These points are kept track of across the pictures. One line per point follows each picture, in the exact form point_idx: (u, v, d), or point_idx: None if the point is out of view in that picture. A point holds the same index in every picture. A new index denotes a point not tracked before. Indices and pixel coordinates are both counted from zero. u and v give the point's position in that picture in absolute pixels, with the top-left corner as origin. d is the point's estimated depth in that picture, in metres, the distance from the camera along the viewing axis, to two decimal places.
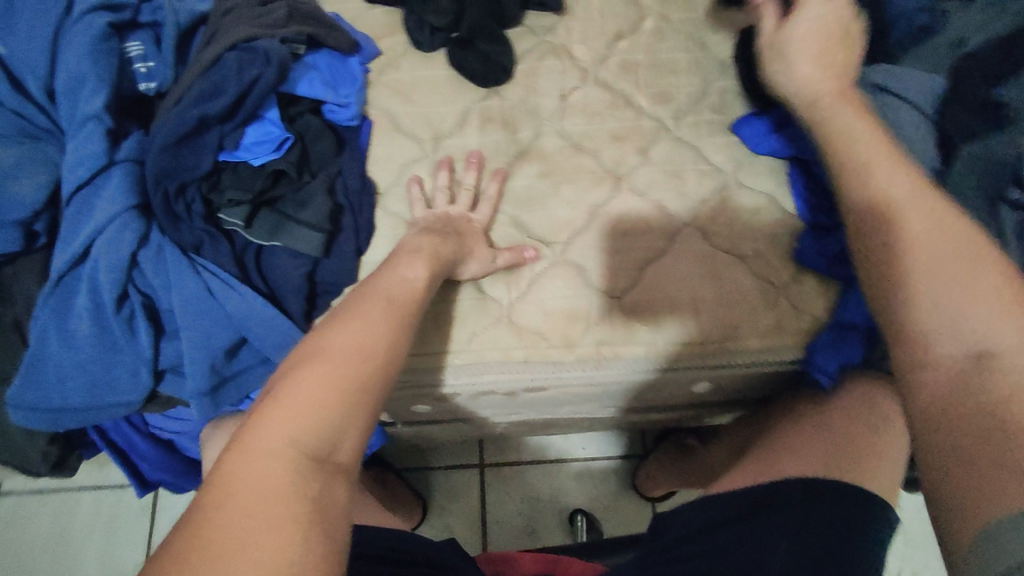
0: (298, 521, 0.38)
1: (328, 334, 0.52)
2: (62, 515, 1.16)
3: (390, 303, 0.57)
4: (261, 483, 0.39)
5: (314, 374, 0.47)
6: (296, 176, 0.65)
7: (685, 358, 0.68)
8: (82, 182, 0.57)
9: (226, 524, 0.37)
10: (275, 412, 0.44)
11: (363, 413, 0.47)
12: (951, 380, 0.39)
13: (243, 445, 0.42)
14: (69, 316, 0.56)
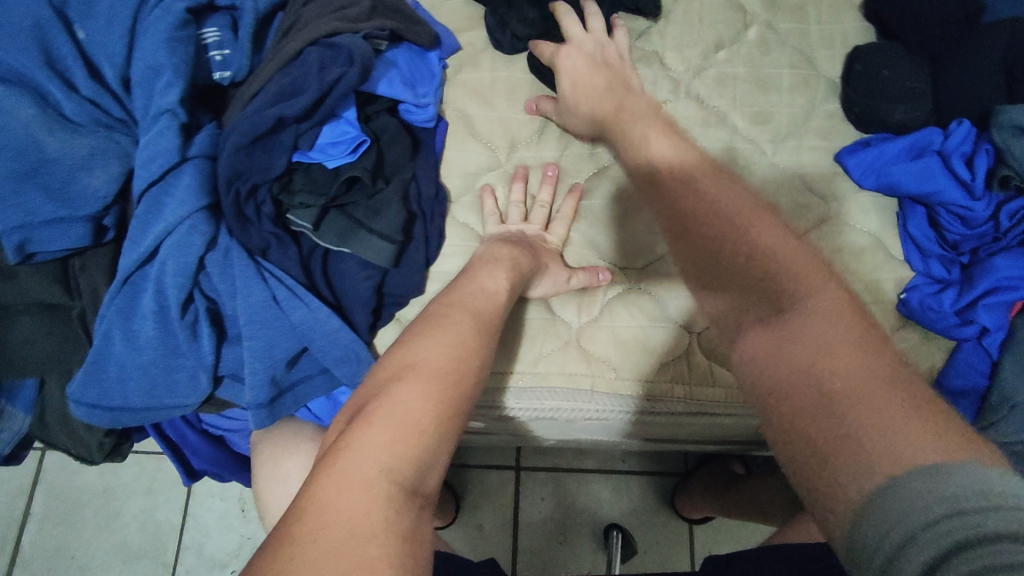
0: (392, 562, 0.37)
1: (420, 348, 0.51)
2: (105, 474, 1.19)
3: (475, 319, 0.55)
4: (356, 517, 0.38)
5: (408, 396, 0.46)
6: (370, 182, 0.61)
7: (762, 403, 0.64)
8: (154, 179, 0.54)
9: (319, 560, 0.35)
10: (368, 436, 0.43)
11: (447, 443, 0.46)
12: (808, 397, 0.36)
13: (337, 470, 0.41)
14: (134, 317, 0.54)
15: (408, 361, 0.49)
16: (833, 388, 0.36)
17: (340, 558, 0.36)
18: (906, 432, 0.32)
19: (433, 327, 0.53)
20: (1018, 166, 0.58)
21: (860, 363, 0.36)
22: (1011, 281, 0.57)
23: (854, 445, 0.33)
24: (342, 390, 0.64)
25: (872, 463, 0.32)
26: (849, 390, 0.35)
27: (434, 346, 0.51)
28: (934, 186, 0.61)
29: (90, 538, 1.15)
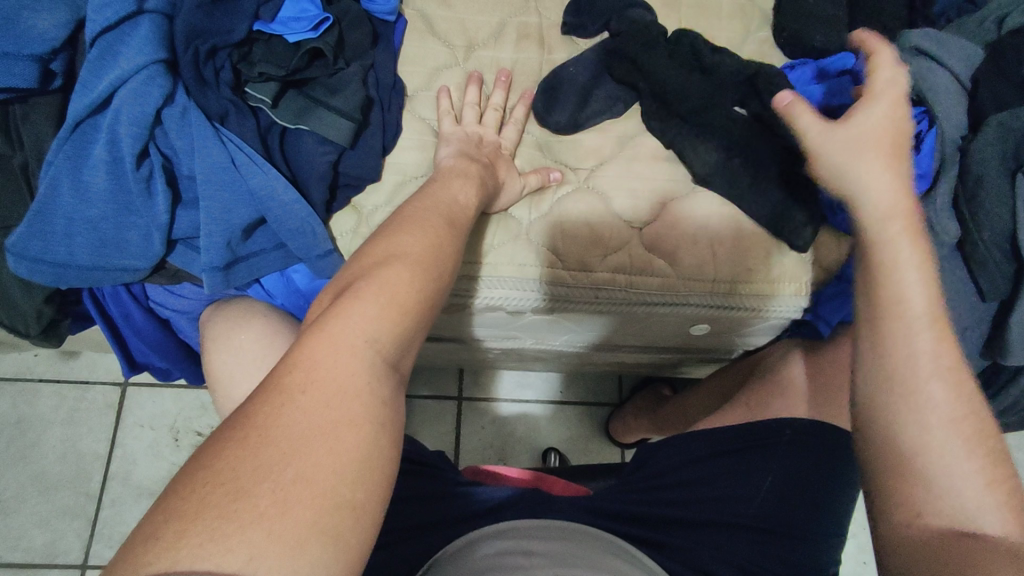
0: (374, 421, 0.37)
1: (408, 236, 0.49)
2: (18, 405, 1.09)
3: (454, 221, 0.54)
4: (342, 378, 0.38)
5: (399, 277, 0.44)
6: (331, 60, 0.62)
7: (696, 293, 0.70)
8: (109, 25, 0.53)
9: (309, 411, 0.35)
10: (356, 307, 0.41)
11: (427, 327, 0.45)
12: (930, 544, 0.42)
13: (326, 333, 0.39)
14: (85, 167, 0.54)
15: (395, 245, 0.47)
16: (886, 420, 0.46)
17: (329, 411, 0.36)
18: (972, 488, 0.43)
19: (418, 221, 0.51)
20: (913, 82, 0.67)
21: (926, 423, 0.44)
22: None
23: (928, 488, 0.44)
24: (296, 268, 0.65)
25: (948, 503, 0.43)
26: (934, 419, 0.44)
27: (418, 236, 0.49)
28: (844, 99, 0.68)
29: (2, 470, 1.06)
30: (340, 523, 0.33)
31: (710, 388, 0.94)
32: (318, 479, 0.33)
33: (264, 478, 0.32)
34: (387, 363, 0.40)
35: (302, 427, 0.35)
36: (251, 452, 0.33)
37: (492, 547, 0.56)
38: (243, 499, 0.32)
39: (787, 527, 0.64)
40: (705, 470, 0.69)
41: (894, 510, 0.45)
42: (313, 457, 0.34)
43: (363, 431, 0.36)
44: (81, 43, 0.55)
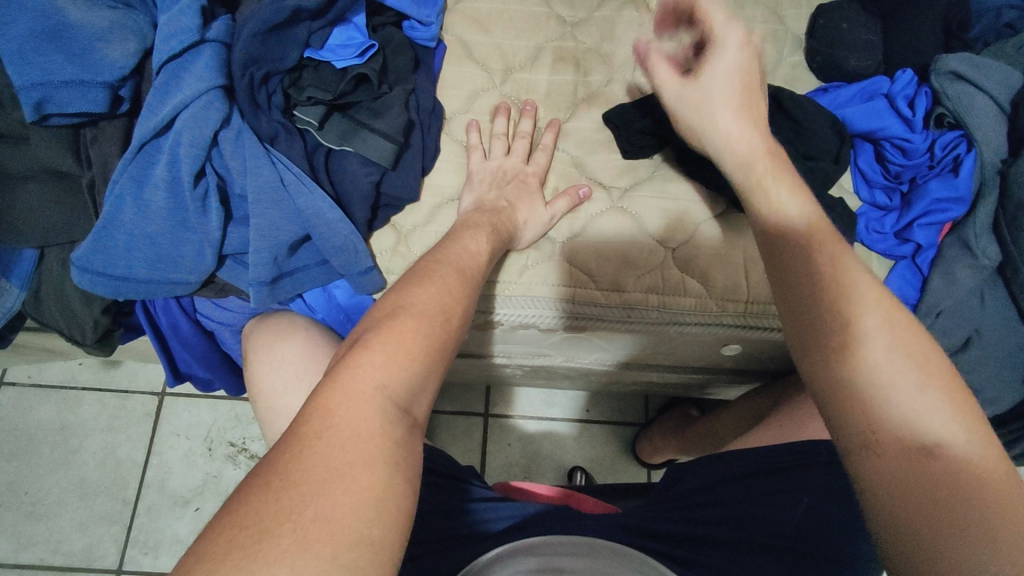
0: (387, 462, 0.38)
1: (420, 284, 0.50)
2: (62, 411, 1.13)
3: (472, 268, 0.56)
4: (355, 422, 0.38)
5: (410, 324, 0.45)
6: (376, 84, 0.65)
7: (728, 313, 0.69)
8: (174, 53, 0.56)
9: (326, 455, 0.36)
10: (366, 358, 0.42)
11: (441, 372, 0.46)
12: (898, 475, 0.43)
13: (339, 383, 0.40)
14: (146, 185, 0.56)
15: (408, 292, 0.49)
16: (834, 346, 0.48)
17: (344, 454, 0.37)
18: (934, 405, 0.44)
19: (432, 269, 0.53)
20: (951, 106, 0.67)
21: (864, 347, 0.47)
22: (939, 204, 0.65)
23: (888, 410, 0.45)
24: (337, 284, 0.67)
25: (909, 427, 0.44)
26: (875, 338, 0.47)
27: (430, 287, 0.50)
28: (880, 122, 0.69)
29: (45, 474, 1.10)
30: (360, 556, 0.34)
31: (738, 409, 0.93)
32: (337, 518, 0.34)
33: (286, 520, 0.33)
34: (399, 408, 0.41)
35: (321, 469, 0.36)
36: (274, 495, 0.34)
37: (525, 562, 0.57)
38: (266, 539, 0.32)
39: (823, 551, 0.63)
40: (736, 491, 0.68)
41: (851, 433, 0.46)
42: (333, 497, 0.35)
43: (381, 473, 0.37)
44: (147, 70, 0.59)
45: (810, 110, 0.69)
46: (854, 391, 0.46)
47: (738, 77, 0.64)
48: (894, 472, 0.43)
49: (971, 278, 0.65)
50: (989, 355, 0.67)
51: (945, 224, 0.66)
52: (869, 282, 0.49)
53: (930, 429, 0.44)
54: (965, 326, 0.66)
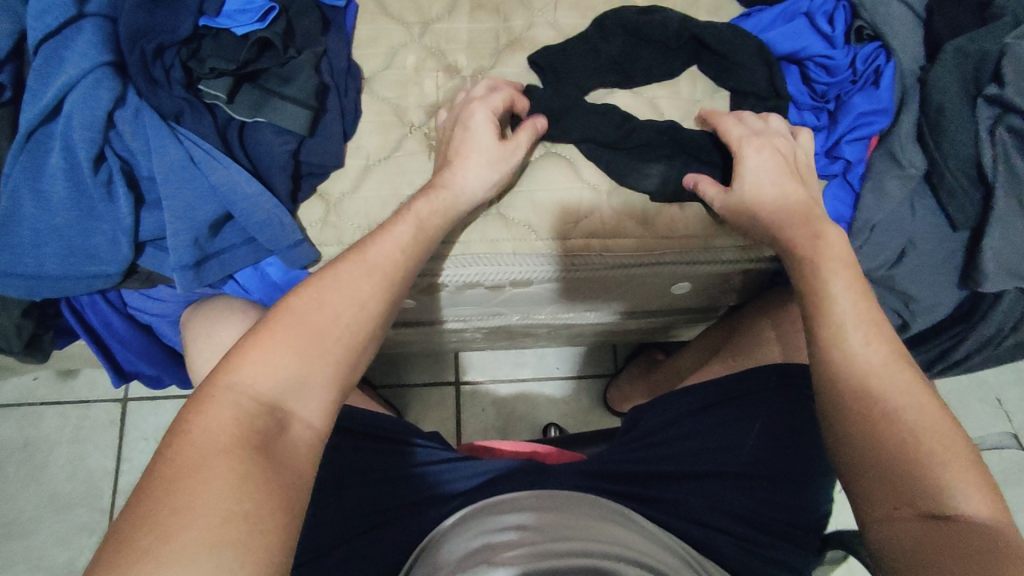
0: (249, 457, 0.41)
1: (321, 280, 0.52)
2: (22, 429, 1.10)
3: (398, 253, 0.56)
4: (223, 423, 0.43)
5: (294, 326, 0.48)
6: (281, 48, 0.62)
7: (669, 251, 0.69)
8: (50, 31, 0.53)
9: (184, 455, 0.40)
10: (243, 363, 0.46)
11: (336, 366, 0.49)
12: (915, 541, 0.44)
13: (211, 390, 0.44)
14: (43, 175, 0.54)
15: (306, 291, 0.51)
16: (855, 416, 0.50)
17: (202, 453, 0.41)
18: (954, 476, 0.45)
19: (339, 262, 0.54)
20: (869, 17, 0.67)
21: (890, 418, 0.49)
22: (864, 117, 0.65)
23: (912, 477, 0.46)
24: (269, 261, 0.64)
25: (934, 495, 0.45)
26: (890, 403, 0.49)
27: (322, 285, 0.52)
28: (801, 43, 0.68)
29: (13, 494, 1.07)
30: (226, 544, 0.37)
31: (697, 346, 0.94)
32: (190, 509, 0.38)
33: (149, 515, 0.37)
34: (275, 407, 0.45)
35: (182, 466, 0.40)
36: (138, 498, 0.38)
37: (486, 522, 0.56)
38: (129, 537, 0.36)
39: (777, 470, 0.64)
40: (694, 424, 0.68)
41: (876, 501, 0.47)
42: (196, 489, 0.39)
43: (245, 470, 0.41)
44: (27, 54, 0.56)
45: (727, 37, 0.69)
46: (876, 460, 0.48)
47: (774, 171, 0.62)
48: (917, 536, 0.44)
49: (901, 189, 0.64)
50: (924, 262, 0.67)
51: (873, 138, 0.67)
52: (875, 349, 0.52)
53: (958, 501, 0.44)
54: (899, 236, 0.66)
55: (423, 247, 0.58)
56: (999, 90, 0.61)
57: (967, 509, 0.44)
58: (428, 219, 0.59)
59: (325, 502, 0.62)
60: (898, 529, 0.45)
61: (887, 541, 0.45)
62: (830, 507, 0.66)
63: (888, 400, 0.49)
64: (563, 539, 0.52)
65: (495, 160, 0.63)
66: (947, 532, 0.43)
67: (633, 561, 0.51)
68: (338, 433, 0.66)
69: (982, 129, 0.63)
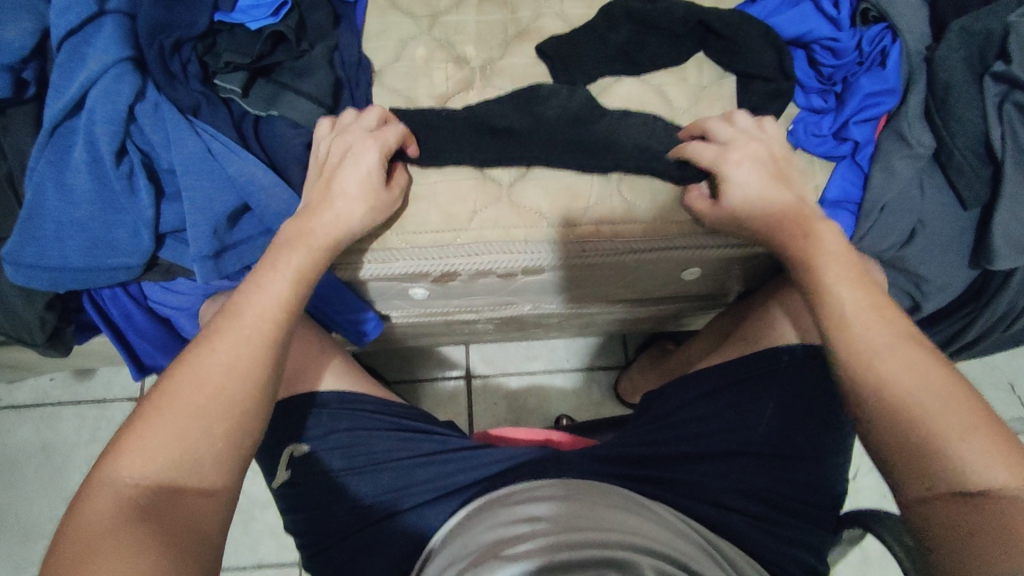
0: (140, 527, 0.41)
1: (199, 347, 0.50)
2: (40, 430, 1.11)
3: (284, 299, 0.53)
4: (120, 499, 0.43)
5: (173, 402, 0.47)
6: (295, 42, 0.63)
7: (679, 236, 0.70)
8: (72, 28, 0.54)
9: (79, 536, 0.41)
10: (137, 431, 0.46)
11: (224, 434, 0.47)
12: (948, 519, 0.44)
13: (109, 463, 0.45)
14: (67, 169, 0.55)
15: (185, 362, 0.49)
16: (866, 400, 0.50)
17: (92, 532, 0.41)
18: (973, 446, 0.45)
19: (228, 315, 0.52)
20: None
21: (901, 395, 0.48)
22: (872, 98, 0.66)
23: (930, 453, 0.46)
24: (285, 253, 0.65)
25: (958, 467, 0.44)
26: (899, 374, 0.49)
27: (206, 339, 0.50)
28: (808, 26, 0.70)
29: (33, 494, 1.08)
30: None
31: (708, 332, 0.94)
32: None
33: None
34: (168, 484, 0.44)
35: (78, 546, 0.40)
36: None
37: (501, 512, 0.56)
38: None
39: (791, 451, 0.64)
40: (703, 408, 0.69)
41: (907, 482, 0.47)
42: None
43: (129, 551, 0.40)
44: (49, 51, 0.57)
45: (735, 22, 0.70)
46: (899, 438, 0.47)
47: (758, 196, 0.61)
48: (946, 513, 0.44)
49: (909, 169, 0.65)
50: (934, 243, 0.68)
51: (881, 119, 0.67)
52: (873, 321, 0.52)
53: (981, 472, 0.44)
54: (909, 217, 0.66)
55: (312, 279, 0.56)
56: (1005, 68, 0.61)
57: (989, 479, 0.43)
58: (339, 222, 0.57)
59: (342, 488, 0.63)
60: (929, 508, 0.45)
61: (918, 519, 0.45)
62: (845, 488, 0.66)
63: (898, 376, 0.49)
64: (578, 531, 0.52)
65: (366, 195, 0.59)
66: (979, 508, 0.43)
67: (649, 549, 0.50)
68: (352, 421, 0.66)
69: (990, 109, 0.63)
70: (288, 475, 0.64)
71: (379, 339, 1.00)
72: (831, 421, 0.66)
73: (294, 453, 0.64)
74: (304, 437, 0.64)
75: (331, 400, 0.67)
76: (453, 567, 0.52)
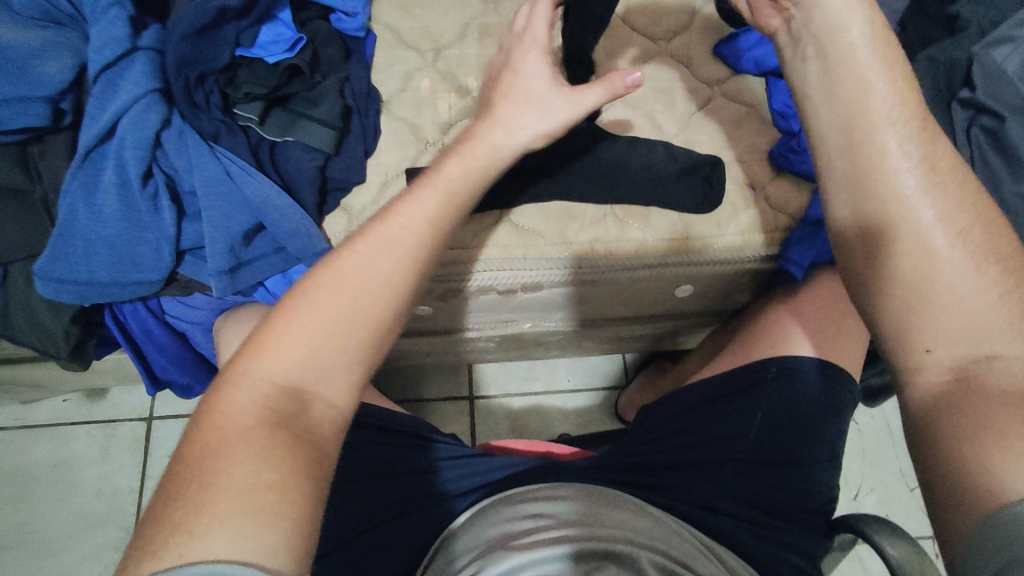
0: (281, 442, 0.43)
1: (341, 257, 0.51)
2: (53, 449, 1.14)
3: (428, 220, 0.53)
4: (262, 401, 0.45)
5: (314, 307, 0.48)
6: (309, 74, 0.68)
7: (672, 252, 0.73)
8: (108, 62, 0.60)
9: (223, 428, 0.43)
10: (284, 338, 0.47)
11: (352, 347, 0.48)
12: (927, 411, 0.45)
13: (247, 367, 0.46)
14: (97, 191, 0.60)
15: (328, 269, 0.50)
16: (883, 269, 0.48)
17: (235, 433, 0.43)
18: (981, 307, 0.45)
19: (369, 233, 0.52)
20: None
21: (922, 253, 0.47)
22: None
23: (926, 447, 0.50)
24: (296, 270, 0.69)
25: (965, 332, 0.44)
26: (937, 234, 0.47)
27: (354, 254, 0.51)
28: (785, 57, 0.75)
29: (43, 511, 1.10)
30: (257, 516, 0.39)
31: (703, 349, 0.97)
32: (229, 479, 0.40)
33: (193, 491, 0.40)
34: (298, 389, 0.46)
35: (224, 440, 0.42)
36: (184, 469, 0.41)
37: (504, 510, 0.58)
38: (176, 518, 0.39)
39: (782, 455, 0.66)
40: (697, 418, 0.71)
41: (907, 349, 0.47)
42: (220, 473, 0.41)
43: (259, 455, 0.42)
44: (85, 84, 0.63)
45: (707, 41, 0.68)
46: (909, 296, 0.47)
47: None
48: (941, 389, 0.44)
49: None
50: None
51: None
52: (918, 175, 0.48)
53: (993, 340, 0.44)
54: None
55: (455, 210, 0.55)
56: (971, 94, 0.66)
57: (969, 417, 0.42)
58: (481, 155, 0.58)
59: (347, 495, 0.65)
60: (926, 372, 0.45)
61: (912, 390, 0.46)
62: (836, 493, 0.68)
63: (931, 230, 0.47)
64: (578, 525, 0.54)
65: (554, 108, 0.59)
66: (975, 381, 0.43)
67: (645, 543, 0.53)
68: (357, 429, 0.69)
69: (958, 131, 0.67)
70: None
71: (385, 358, 1.03)
72: (820, 426, 0.68)
73: None
74: None
75: None
76: (462, 559, 0.54)
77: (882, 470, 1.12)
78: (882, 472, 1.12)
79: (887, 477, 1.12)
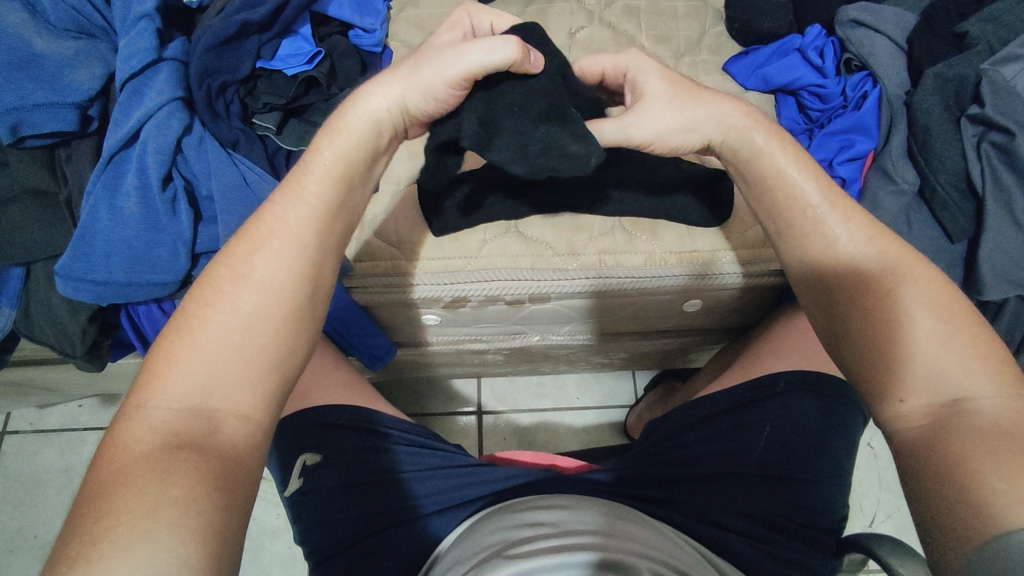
0: (184, 464, 0.40)
1: (228, 268, 0.48)
2: (66, 453, 1.15)
3: (315, 219, 0.50)
4: (159, 430, 0.41)
5: (202, 327, 0.45)
6: (326, 86, 0.71)
7: (680, 265, 0.73)
8: (134, 72, 0.63)
9: (115, 464, 0.40)
10: (173, 364, 0.44)
11: (258, 358, 0.46)
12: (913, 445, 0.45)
13: (139, 399, 0.43)
14: (119, 194, 0.62)
15: (214, 286, 0.47)
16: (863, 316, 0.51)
17: (127, 466, 0.39)
18: (954, 352, 0.46)
19: (246, 242, 0.49)
20: (856, 50, 0.75)
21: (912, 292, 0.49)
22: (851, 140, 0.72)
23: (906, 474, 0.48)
24: None
25: (937, 377, 0.46)
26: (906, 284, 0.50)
27: (237, 265, 0.48)
28: (796, 74, 0.75)
29: (53, 515, 1.11)
30: (156, 540, 0.36)
31: (712, 366, 0.96)
32: (127, 509, 0.37)
33: (93, 524, 0.36)
34: (201, 410, 0.43)
35: (119, 472, 0.39)
36: (80, 508, 0.38)
37: (503, 519, 0.58)
38: (78, 554, 0.35)
39: (789, 471, 0.65)
40: (701, 432, 0.70)
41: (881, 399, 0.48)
42: (117, 500, 0.37)
43: (161, 477, 0.39)
44: (113, 93, 0.66)
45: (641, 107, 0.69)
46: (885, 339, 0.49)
47: (659, 70, 0.57)
48: (922, 426, 0.45)
49: (895, 203, 0.70)
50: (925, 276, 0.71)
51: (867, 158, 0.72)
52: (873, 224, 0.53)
53: (959, 381, 0.45)
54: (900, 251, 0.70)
55: (344, 198, 0.52)
56: (980, 110, 0.66)
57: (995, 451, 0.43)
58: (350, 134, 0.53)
59: (351, 499, 0.65)
60: (906, 420, 0.46)
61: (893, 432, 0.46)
62: (846, 513, 0.66)
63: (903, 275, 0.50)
64: (582, 534, 0.53)
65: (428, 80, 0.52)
66: (957, 422, 0.43)
67: (649, 554, 0.51)
68: (359, 434, 0.69)
69: (967, 147, 0.67)
70: (300, 483, 0.66)
71: (392, 369, 1.04)
72: (826, 442, 0.67)
73: (306, 462, 0.66)
74: (313, 447, 0.67)
75: (344, 416, 0.69)
76: (459, 568, 0.53)
77: (899, 497, 1.09)
78: (899, 499, 1.09)
79: (904, 505, 1.08)
